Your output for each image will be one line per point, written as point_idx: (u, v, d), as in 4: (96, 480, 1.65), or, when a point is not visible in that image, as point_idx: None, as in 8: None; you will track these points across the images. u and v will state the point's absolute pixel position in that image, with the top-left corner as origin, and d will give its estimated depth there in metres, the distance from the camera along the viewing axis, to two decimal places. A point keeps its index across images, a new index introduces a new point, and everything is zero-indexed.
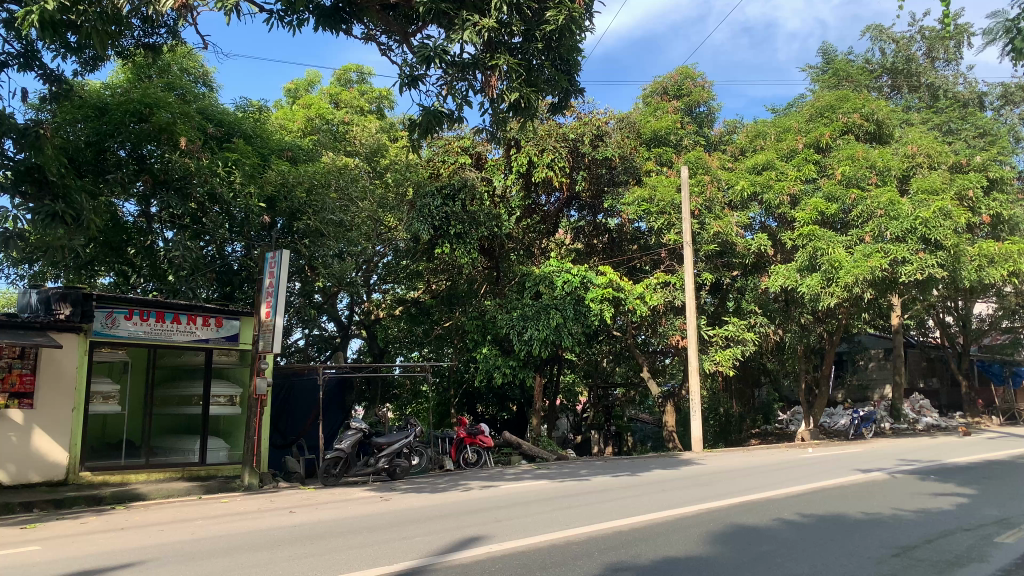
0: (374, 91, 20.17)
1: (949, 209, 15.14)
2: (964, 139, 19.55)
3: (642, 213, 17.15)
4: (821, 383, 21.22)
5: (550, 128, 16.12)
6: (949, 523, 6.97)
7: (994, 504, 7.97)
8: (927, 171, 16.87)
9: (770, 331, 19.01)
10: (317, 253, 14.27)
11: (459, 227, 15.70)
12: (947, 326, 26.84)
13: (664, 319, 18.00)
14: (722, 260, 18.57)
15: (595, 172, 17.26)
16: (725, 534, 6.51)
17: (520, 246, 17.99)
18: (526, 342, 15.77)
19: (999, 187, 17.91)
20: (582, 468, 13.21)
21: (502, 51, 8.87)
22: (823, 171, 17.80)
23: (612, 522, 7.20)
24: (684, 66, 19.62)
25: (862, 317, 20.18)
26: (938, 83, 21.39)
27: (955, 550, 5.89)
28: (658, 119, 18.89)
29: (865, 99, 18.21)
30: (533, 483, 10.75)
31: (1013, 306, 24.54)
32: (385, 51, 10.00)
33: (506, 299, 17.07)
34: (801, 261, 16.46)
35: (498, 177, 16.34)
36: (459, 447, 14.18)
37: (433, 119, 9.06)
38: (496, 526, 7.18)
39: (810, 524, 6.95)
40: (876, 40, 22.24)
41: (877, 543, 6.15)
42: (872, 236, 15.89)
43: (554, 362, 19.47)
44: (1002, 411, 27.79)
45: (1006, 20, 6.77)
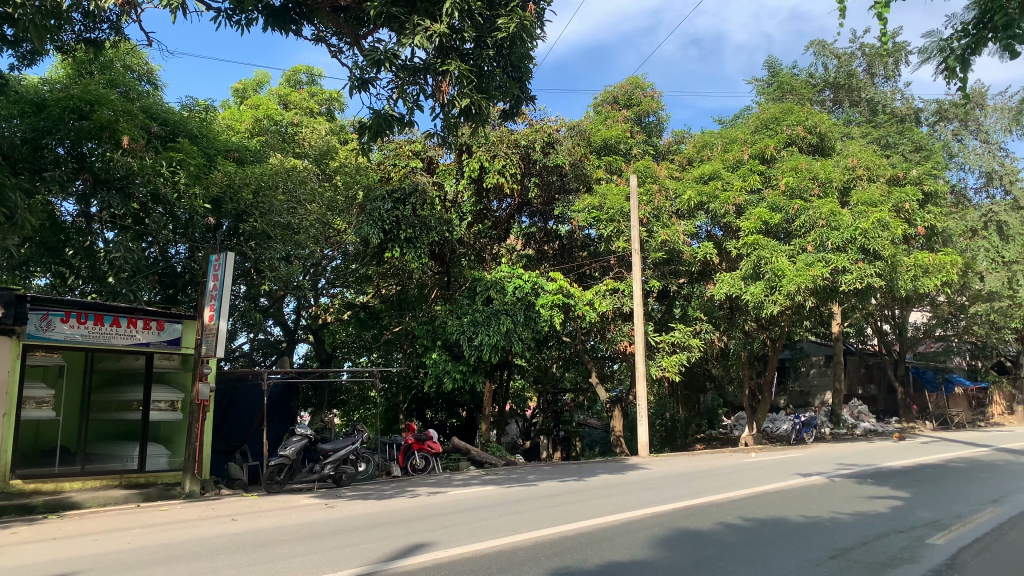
0: (323, 93, 19.94)
1: (887, 220, 15.61)
2: (901, 153, 20.21)
3: (592, 221, 17.39)
4: (764, 389, 21.66)
5: (502, 134, 16.21)
6: (884, 525, 7.18)
7: (927, 507, 8.24)
8: (866, 183, 17.35)
9: (715, 337, 19.35)
10: (263, 256, 14.03)
11: (410, 231, 15.51)
12: (885, 334, 27.68)
13: (613, 325, 18.21)
14: (669, 268, 18.85)
15: (546, 179, 17.43)
16: (670, 539, 6.60)
17: (472, 251, 17.83)
18: (476, 347, 15.74)
19: (933, 201, 18.62)
20: (530, 473, 13.24)
21: (453, 56, 8.87)
22: (767, 181, 18.21)
23: (559, 527, 7.23)
24: (634, 77, 19.84)
25: (803, 325, 20.71)
26: (877, 98, 22.03)
27: (889, 551, 6.08)
28: (609, 128, 19.13)
29: (808, 112, 18.71)
30: (481, 488, 10.73)
31: (946, 315, 25.45)
32: (336, 52, 9.89)
33: (456, 304, 16.93)
34: (745, 269, 16.86)
35: (448, 182, 16.28)
36: (406, 453, 13.98)
37: (383, 123, 9.01)
38: (443, 532, 7.15)
39: (752, 528, 7.09)
40: (819, 55, 22.86)
41: (815, 545, 6.31)
42: (814, 245, 16.28)
43: (504, 367, 19.49)
44: (936, 417, 28.75)
45: (941, 39, 7.01)
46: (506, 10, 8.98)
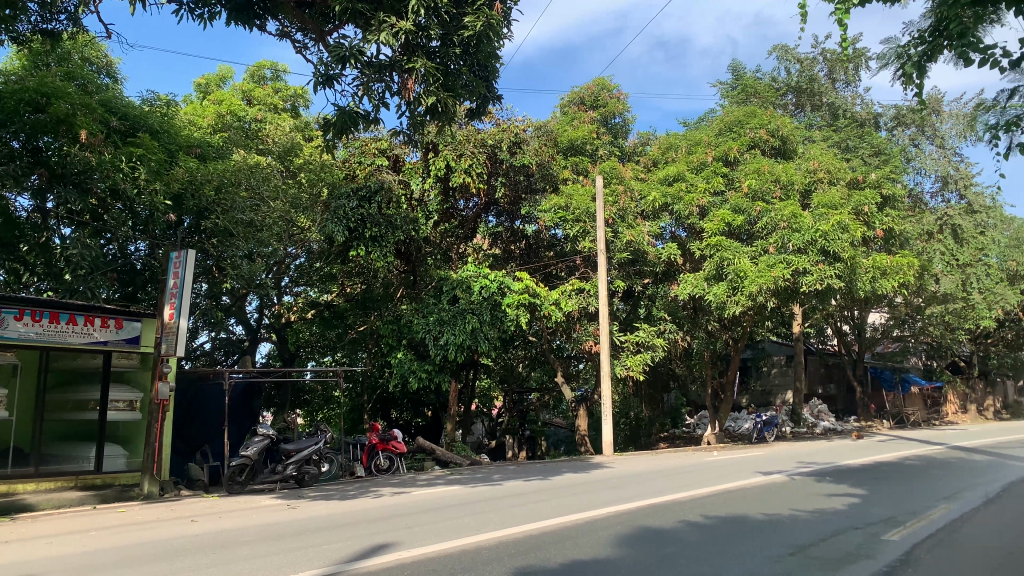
0: (288, 89, 19.70)
1: (847, 222, 15.89)
2: (861, 156, 20.60)
3: (558, 221, 17.45)
4: (726, 389, 21.92)
5: (469, 133, 16.18)
6: (842, 522, 7.31)
7: (883, 504, 8.40)
8: (827, 186, 17.59)
9: (678, 337, 19.53)
10: (225, 253, 13.85)
11: (375, 230, 15.37)
12: (844, 334, 28.19)
13: (578, 325, 18.29)
14: (634, 268, 18.99)
15: (513, 179, 17.39)
16: (633, 537, 6.64)
17: (438, 250, 17.76)
18: (441, 347, 15.68)
19: (891, 204, 18.99)
20: (495, 473, 13.23)
21: (419, 54, 8.84)
22: (730, 183, 18.41)
23: (523, 527, 7.24)
24: (600, 78, 20.01)
25: (765, 325, 20.99)
26: (838, 103, 22.40)
27: (847, 548, 6.18)
28: (575, 128, 19.24)
29: (771, 115, 18.96)
30: (446, 488, 10.70)
31: (903, 316, 26.02)
32: (301, 49, 9.80)
33: (422, 303, 16.83)
34: (708, 270, 17.03)
35: (414, 180, 16.19)
36: (370, 453, 13.86)
37: (348, 119, 8.94)
38: (406, 532, 7.12)
39: (714, 526, 7.17)
40: (782, 59, 23.20)
41: (775, 542, 6.39)
42: (775, 247, 16.53)
43: (470, 366, 19.46)
44: (893, 416, 29.35)
45: (898, 47, 7.19)
46: (472, 8, 8.98)
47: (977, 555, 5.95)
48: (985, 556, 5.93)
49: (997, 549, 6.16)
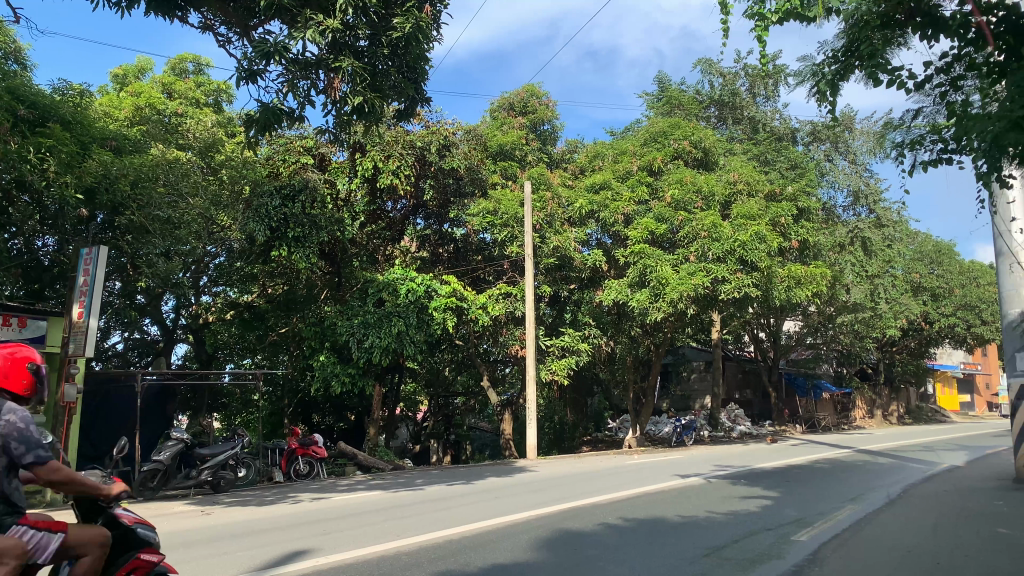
0: (211, 83, 19.11)
1: (764, 233, 16.42)
2: (778, 170, 21.37)
3: (486, 225, 17.48)
4: (648, 393, 22.35)
5: (397, 134, 16.02)
6: (754, 524, 7.53)
7: (794, 505, 8.70)
8: (746, 197, 18.13)
9: (602, 342, 19.81)
10: (139, 251, 13.21)
11: (298, 230, 14.96)
12: (761, 341, 29.12)
13: (505, 329, 18.38)
14: (561, 273, 19.15)
15: (441, 182, 17.21)
16: (552, 541, 6.69)
17: (364, 251, 17.52)
18: (365, 350, 15.46)
19: (807, 216, 19.67)
20: (418, 478, 13.12)
21: (347, 53, 8.72)
22: (654, 193, 18.80)
23: (443, 531, 7.20)
24: (530, 84, 20.15)
25: (685, 331, 21.51)
26: (758, 117, 23.17)
27: (757, 549, 6.37)
28: (505, 134, 19.33)
29: (694, 127, 19.46)
30: (367, 494, 10.56)
31: (815, 324, 27.11)
32: (224, 42, 9.54)
33: (346, 305, 16.51)
34: (632, 277, 17.32)
35: (341, 181, 15.94)
36: (289, 458, 13.57)
37: (271, 116, 8.75)
38: (324, 539, 6.98)
39: (632, 528, 7.28)
40: (706, 73, 23.83)
41: (690, 544, 6.53)
42: (695, 255, 16.98)
43: (395, 370, 19.28)
44: (805, 420, 30.48)
45: (814, 65, 7.47)
46: (402, 10, 8.93)
47: (877, 554, 6.22)
48: (884, 555, 6.20)
49: (897, 548, 6.44)
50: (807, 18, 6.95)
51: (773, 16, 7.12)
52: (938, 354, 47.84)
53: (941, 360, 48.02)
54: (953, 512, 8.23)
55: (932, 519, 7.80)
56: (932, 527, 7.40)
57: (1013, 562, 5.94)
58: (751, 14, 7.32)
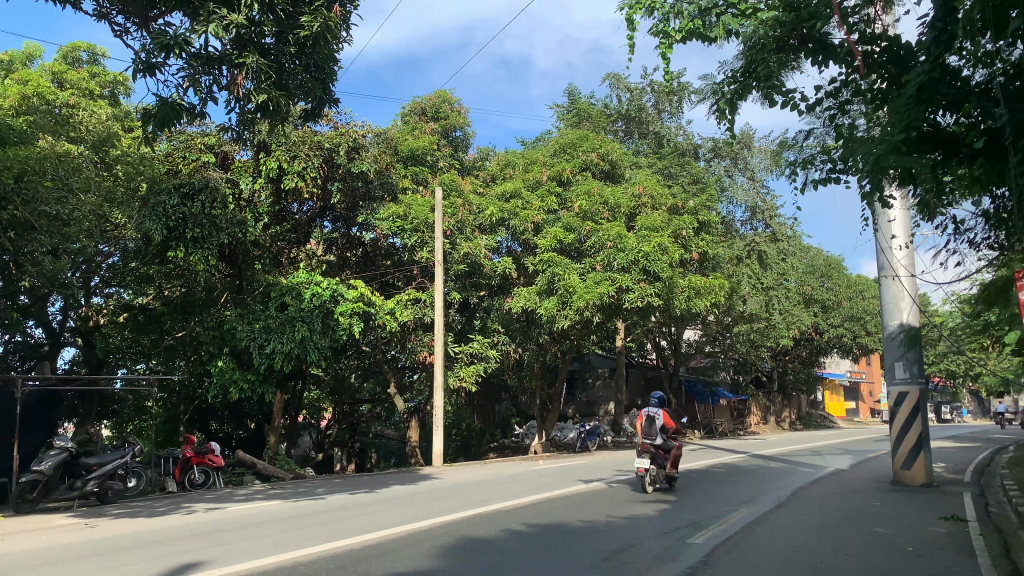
0: (107, 75, 18.20)
1: (666, 244, 16.97)
2: (681, 183, 22.06)
3: (396, 230, 17.33)
4: (554, 399, 22.57)
5: (304, 134, 15.68)
6: (652, 527, 7.73)
7: (691, 509, 8.98)
8: (649, 210, 18.61)
9: (510, 349, 19.90)
10: (23, 248, 11.87)
11: (197, 231, 14.23)
12: (663, 349, 29.89)
13: (413, 335, 18.26)
14: (471, 280, 19.17)
15: (349, 185, 16.89)
16: (455, 547, 6.68)
17: (267, 254, 17.14)
18: (267, 355, 15.02)
19: (707, 229, 20.32)
20: (319, 486, 12.84)
21: (251, 50, 8.50)
22: (563, 203, 19.07)
23: (344, 540, 7.08)
24: (442, 90, 20.11)
25: (591, 338, 21.87)
26: (663, 132, 23.88)
27: (654, 552, 6.55)
28: (416, 138, 19.14)
29: (602, 140, 19.85)
30: (266, 503, 10.28)
31: (713, 333, 28.20)
32: (121, 33, 9.12)
33: (247, 309, 15.99)
34: (540, 284, 17.51)
35: (245, 180, 15.47)
36: (184, 467, 13.04)
37: (170, 111, 8.42)
38: (218, 550, 6.76)
39: (534, 534, 7.35)
40: (613, 88, 24.38)
41: (590, 549, 6.65)
42: (601, 265, 17.32)
43: (298, 377, 18.81)
44: (704, 426, 31.48)
45: (714, 84, 7.76)
46: (310, 8, 8.79)
47: (766, 555, 6.49)
48: (772, 555, 6.48)
49: (784, 549, 6.73)
50: (709, 39, 7.36)
51: (677, 35, 7.39)
52: (827, 362, 50.27)
53: (829, 368, 50.49)
54: (837, 514, 8.67)
55: (816, 520, 8.21)
56: (816, 528, 7.78)
57: (888, 559, 6.32)
58: (656, 32, 7.54)
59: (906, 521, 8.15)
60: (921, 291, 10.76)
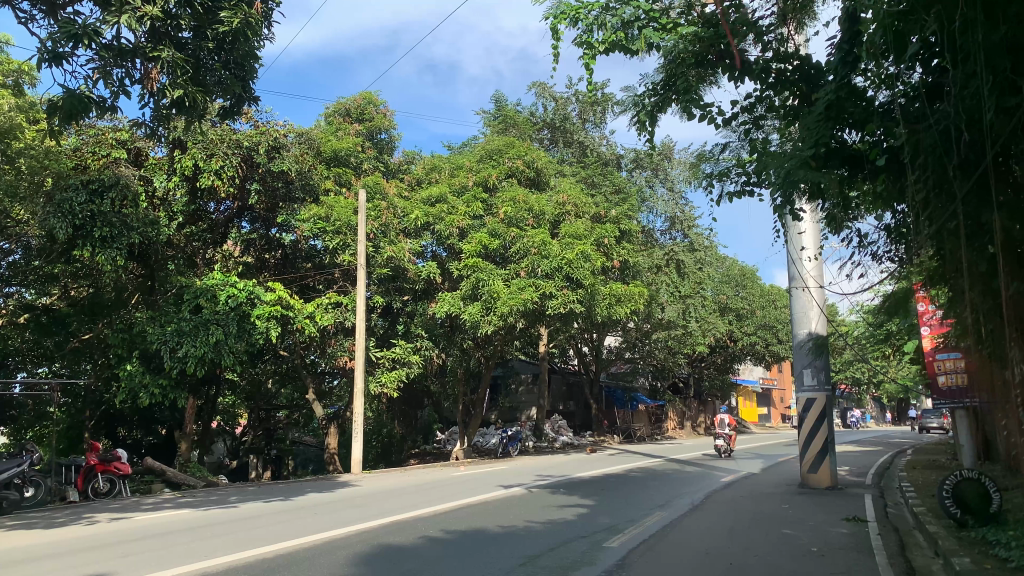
0: (10, 63, 17.33)
1: (589, 252, 17.25)
2: (604, 193, 22.40)
3: (317, 231, 17.10)
4: (476, 405, 22.52)
5: (223, 132, 15.23)
6: (570, 531, 7.81)
7: (608, 513, 9.11)
8: (573, 219, 18.85)
9: (434, 355, 19.72)
10: None
11: (105, 230, 13.51)
12: (585, 355, 30.28)
13: (334, 340, 17.91)
14: (394, 284, 19.00)
15: (269, 185, 16.53)
16: (372, 555, 6.60)
17: (181, 254, 16.54)
18: (179, 359, 14.46)
19: (628, 238, 20.66)
20: (232, 494, 12.46)
21: (167, 43, 8.25)
22: (488, 209, 19.11)
23: (256, 550, 6.90)
24: (367, 92, 19.93)
25: (514, 344, 21.92)
26: (587, 142, 24.25)
27: (571, 556, 6.61)
28: (340, 139, 18.81)
29: (527, 147, 20.03)
30: (175, 512, 9.93)
31: (633, 340, 28.74)
32: (26, 21, 8.68)
33: (158, 311, 15.35)
34: (464, 290, 17.45)
35: (159, 178, 14.95)
36: (87, 475, 12.46)
37: (78, 104, 8.06)
38: (123, 561, 6.50)
39: (451, 540, 7.32)
40: (539, 96, 24.60)
41: (507, 554, 6.66)
42: (525, 271, 17.46)
43: (212, 382, 18.34)
44: (622, 431, 32.00)
45: (635, 96, 7.93)
46: (230, 4, 8.56)
47: (680, 558, 6.63)
48: (685, 559, 6.62)
49: (696, 551, 6.90)
50: (631, 51, 7.45)
51: (600, 46, 7.48)
52: (741, 369, 51.90)
53: (743, 375, 52.16)
54: (749, 517, 8.92)
55: (727, 523, 8.44)
56: (728, 530, 8.00)
57: (794, 559, 6.55)
58: (580, 42, 7.66)
59: (811, 522, 8.47)
60: (828, 302, 11.21)
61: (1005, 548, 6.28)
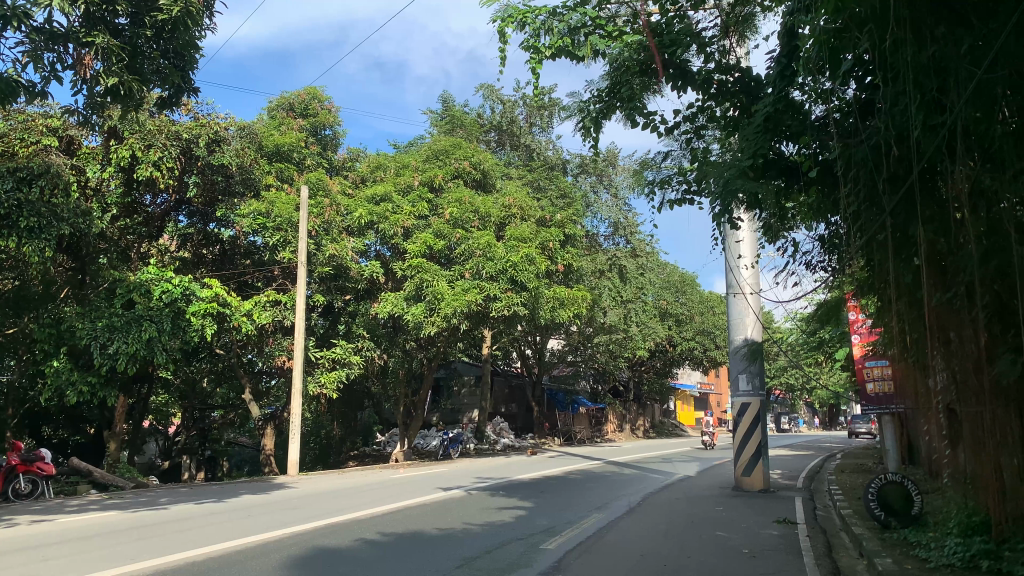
0: None
1: (533, 255, 17.34)
2: (549, 197, 22.51)
3: (257, 228, 16.73)
4: (416, 407, 22.37)
5: (161, 123, 14.79)
6: (509, 533, 7.81)
7: (546, 515, 9.15)
8: (518, 221, 18.85)
9: (375, 356, 19.54)
10: None
11: (33, 220, 12.57)
12: (527, 358, 30.38)
13: (272, 339, 17.58)
14: (335, 283, 18.75)
15: (208, 179, 16.17)
16: (306, 558, 6.50)
17: (114, 248, 16.04)
18: (109, 356, 13.83)
19: (572, 242, 20.80)
20: (161, 496, 12.12)
21: (102, 29, 8.01)
22: (433, 209, 19.04)
23: (186, 552, 6.74)
24: (312, 87, 19.63)
25: (457, 346, 21.86)
26: (533, 146, 24.35)
27: (508, 558, 6.62)
28: (282, 134, 18.46)
29: (474, 149, 20.05)
30: (101, 514, 9.60)
31: (575, 343, 28.97)
32: None
33: (87, 304, 14.81)
34: (408, 290, 17.32)
35: (91, 168, 14.43)
36: (7, 476, 11.90)
37: (5, 88, 7.75)
38: (44, 565, 6.26)
39: (388, 543, 7.25)
40: (487, 98, 24.61)
41: (444, 556, 6.63)
42: (470, 273, 17.43)
43: (144, 380, 17.85)
44: (562, 434, 32.22)
45: (581, 101, 7.99)
46: None
47: (615, 559, 6.71)
48: (621, 560, 6.70)
49: (632, 554, 6.98)
50: (577, 57, 7.44)
51: (547, 51, 7.50)
52: (680, 373, 52.88)
53: (681, 379, 53.09)
54: (682, 519, 9.08)
55: (662, 526, 8.56)
56: (662, 533, 8.11)
57: (726, 561, 6.68)
58: (527, 46, 7.69)
59: (743, 525, 8.66)
60: (763, 309, 11.47)
61: (924, 549, 6.52)
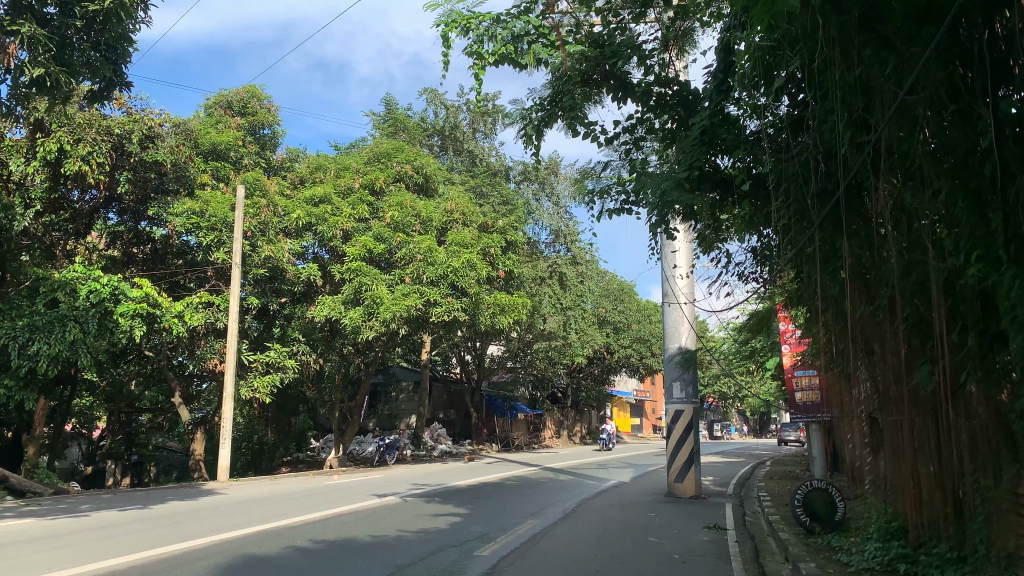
0: None
1: (475, 261, 17.32)
2: (491, 204, 22.53)
3: (190, 227, 16.28)
4: (352, 412, 22.06)
5: (91, 117, 14.29)
6: (443, 540, 7.77)
7: (480, 522, 9.14)
8: (460, 227, 18.78)
9: (311, 359, 19.23)
10: None
11: None
12: (466, 364, 30.30)
13: (203, 341, 17.17)
14: (271, 285, 18.41)
15: (140, 176, 15.77)
16: (234, 565, 6.36)
17: (38, 245, 15.43)
18: (29, 356, 13.27)
19: (513, 248, 20.83)
20: (83, 503, 11.66)
21: (28, 17, 7.73)
22: (374, 212, 18.87)
23: (108, 561, 6.52)
24: (251, 85, 19.23)
25: (394, 351, 21.68)
26: (476, 151, 24.35)
27: (441, 565, 6.58)
28: (218, 132, 18.05)
29: (416, 153, 20.01)
30: (17, 521, 9.21)
31: (515, 349, 29.05)
32: None
33: (6, 301, 14.15)
34: (347, 294, 17.07)
35: (14, 161, 13.83)
36: None
37: None
38: None
39: (319, 550, 7.14)
40: (430, 102, 24.52)
41: (376, 563, 6.55)
42: (410, 277, 17.31)
43: (68, 382, 17.17)
44: (500, 440, 32.23)
45: (523, 109, 8.04)
46: None
47: (549, 565, 6.75)
48: (554, 565, 6.75)
49: (566, 560, 7.03)
50: (520, 65, 7.44)
51: (490, 58, 7.48)
52: (617, 379, 53.48)
53: (618, 387, 53.71)
54: (615, 524, 9.19)
55: (595, 532, 8.63)
56: (596, 539, 8.19)
57: (659, 566, 6.79)
58: (471, 52, 7.69)
59: (674, 531, 8.79)
60: (697, 318, 11.67)
61: (846, 553, 6.75)
